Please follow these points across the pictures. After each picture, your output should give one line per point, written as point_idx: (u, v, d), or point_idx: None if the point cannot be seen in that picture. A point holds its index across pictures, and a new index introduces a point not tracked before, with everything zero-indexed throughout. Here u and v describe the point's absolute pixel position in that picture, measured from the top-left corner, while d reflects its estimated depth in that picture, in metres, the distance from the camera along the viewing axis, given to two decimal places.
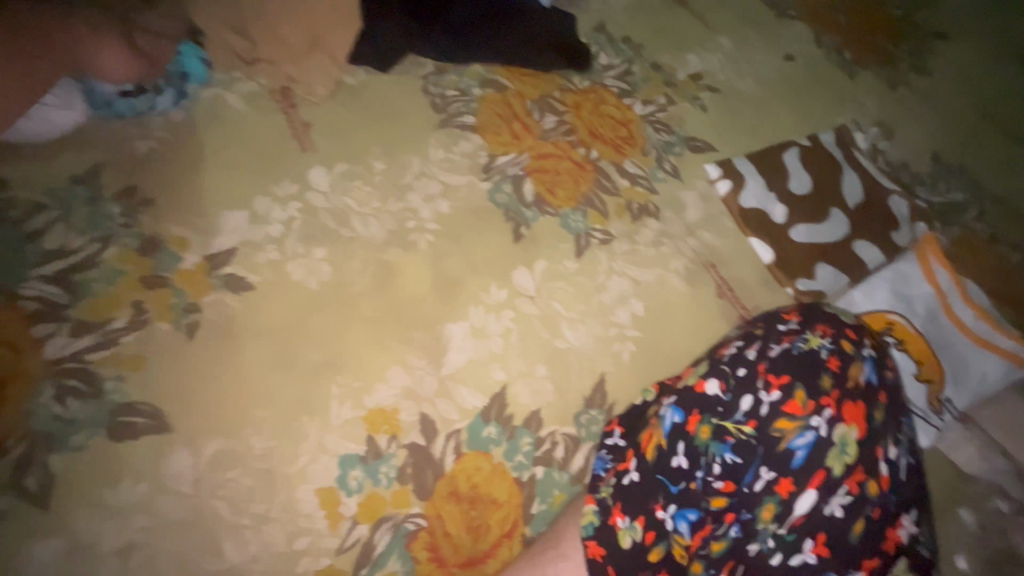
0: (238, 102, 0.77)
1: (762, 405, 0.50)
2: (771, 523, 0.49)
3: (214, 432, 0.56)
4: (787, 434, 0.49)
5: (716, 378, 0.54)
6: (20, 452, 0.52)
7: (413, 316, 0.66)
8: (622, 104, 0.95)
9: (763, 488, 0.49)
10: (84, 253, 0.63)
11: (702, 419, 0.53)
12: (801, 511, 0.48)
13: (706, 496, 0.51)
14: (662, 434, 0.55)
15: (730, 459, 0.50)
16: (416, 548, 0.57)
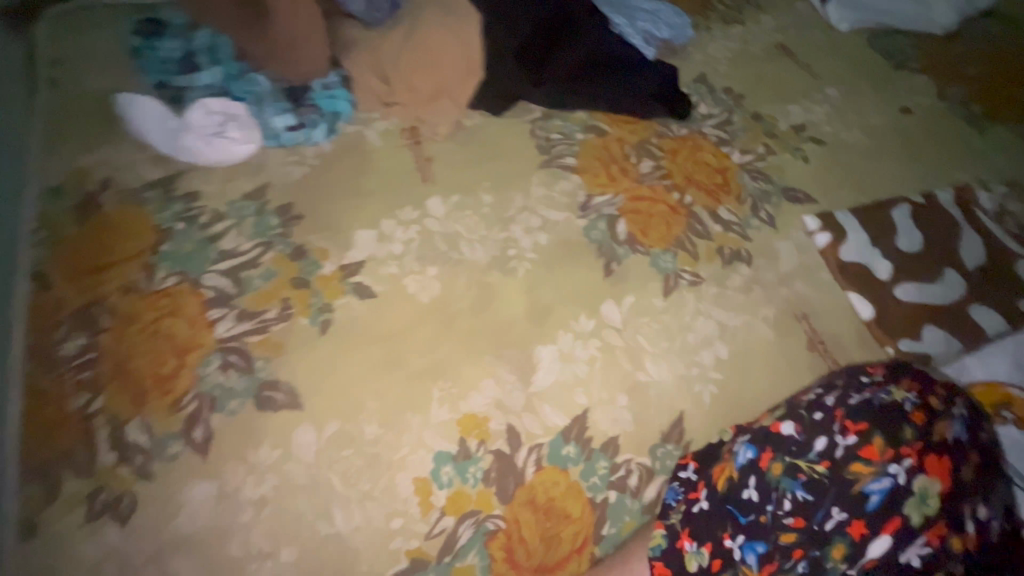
0: (375, 138, 0.91)
1: (838, 448, 0.53)
2: (842, 564, 0.50)
3: (336, 415, 0.66)
4: (862, 478, 0.51)
5: (792, 420, 0.58)
6: (192, 409, 0.65)
7: (507, 335, 0.73)
8: (719, 152, 0.98)
9: (834, 527, 0.51)
10: (251, 254, 0.77)
11: (775, 456, 0.57)
12: (875, 555, 0.48)
13: (777, 530, 0.53)
14: (734, 467, 0.60)
15: (800, 495, 0.53)
16: (493, 547, 0.62)
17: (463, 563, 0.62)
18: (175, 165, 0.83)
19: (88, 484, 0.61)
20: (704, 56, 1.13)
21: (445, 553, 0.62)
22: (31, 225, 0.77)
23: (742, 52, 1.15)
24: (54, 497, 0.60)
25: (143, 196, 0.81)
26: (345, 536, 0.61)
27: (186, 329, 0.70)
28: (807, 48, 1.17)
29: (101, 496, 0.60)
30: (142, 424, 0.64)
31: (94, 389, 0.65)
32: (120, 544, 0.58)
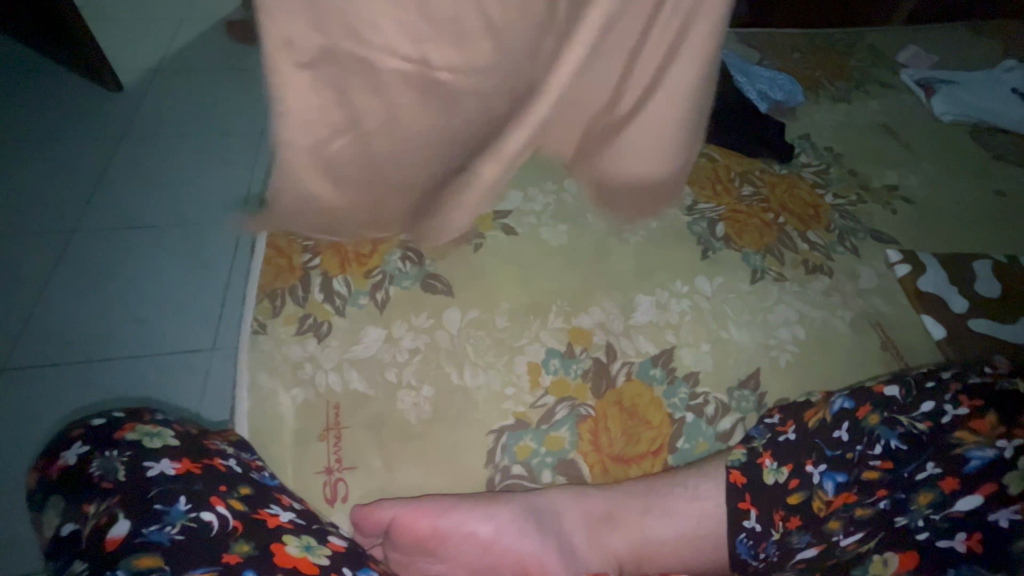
0: None
1: (945, 415, 0.60)
2: (926, 508, 0.56)
3: (477, 306, 0.86)
4: (966, 444, 0.57)
5: (900, 386, 0.66)
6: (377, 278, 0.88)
7: (616, 282, 0.91)
8: (814, 192, 1.12)
9: (924, 477, 0.57)
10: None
11: (873, 410, 0.65)
12: (962, 507, 0.53)
13: (863, 466, 0.62)
14: (829, 412, 0.69)
15: (894, 443, 0.61)
16: (582, 429, 0.77)
17: (556, 433, 0.77)
18: None
19: (301, 310, 0.84)
20: (810, 120, 1.30)
21: (543, 422, 0.77)
22: None
23: (845, 123, 1.31)
24: (279, 312, 0.83)
25: None
26: (470, 389, 0.78)
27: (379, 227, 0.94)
28: (909, 128, 1.31)
29: (308, 319, 0.83)
30: (344, 280, 0.87)
31: (315, 252, 0.90)
32: (315, 353, 0.80)
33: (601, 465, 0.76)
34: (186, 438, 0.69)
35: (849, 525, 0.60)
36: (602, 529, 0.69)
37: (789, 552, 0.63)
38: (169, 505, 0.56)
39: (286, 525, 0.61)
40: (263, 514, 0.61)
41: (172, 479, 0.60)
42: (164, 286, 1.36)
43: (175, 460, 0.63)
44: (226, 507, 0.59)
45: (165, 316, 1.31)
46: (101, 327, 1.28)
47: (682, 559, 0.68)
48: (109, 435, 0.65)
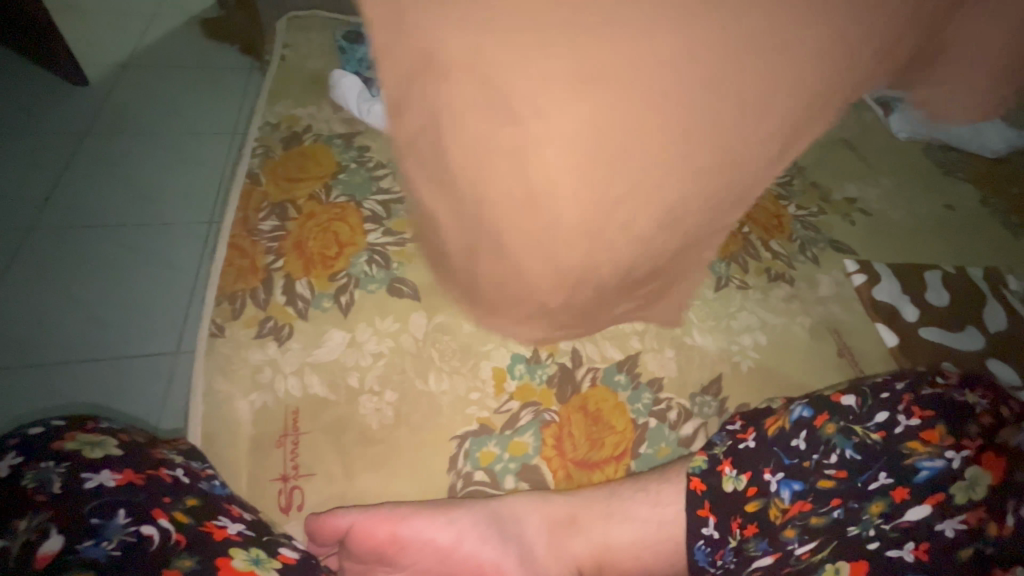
0: None
1: (897, 425, 0.64)
2: (877, 517, 0.62)
3: (442, 310, 0.85)
4: (916, 454, 0.62)
5: (855, 395, 0.68)
6: (343, 280, 0.86)
7: None
8: (778, 203, 1.11)
9: (877, 488, 0.62)
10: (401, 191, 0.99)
11: (830, 419, 0.67)
12: (910, 518, 0.60)
13: (819, 475, 0.65)
14: (787, 420, 0.70)
15: (849, 454, 0.64)
16: (546, 434, 0.77)
17: (520, 439, 0.77)
18: (357, 126, 1.12)
19: (262, 312, 0.82)
20: None
21: (507, 427, 0.77)
22: (254, 145, 1.07)
23: None
24: (239, 316, 0.81)
25: (331, 141, 1.09)
26: (433, 394, 0.78)
27: (344, 229, 0.92)
28: None
29: (269, 323, 0.81)
30: (307, 283, 0.85)
31: (278, 253, 0.88)
32: (275, 357, 0.78)
33: (564, 470, 0.76)
34: (131, 447, 0.65)
35: (804, 534, 0.64)
36: (563, 534, 0.69)
37: (747, 560, 0.66)
38: (106, 519, 0.54)
39: (234, 537, 0.59)
40: (209, 526, 0.59)
41: (113, 492, 0.57)
42: (121, 287, 1.30)
43: (116, 471, 0.59)
44: (168, 519, 0.57)
45: (122, 315, 1.26)
46: (51, 329, 1.22)
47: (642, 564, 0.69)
48: (45, 446, 0.60)
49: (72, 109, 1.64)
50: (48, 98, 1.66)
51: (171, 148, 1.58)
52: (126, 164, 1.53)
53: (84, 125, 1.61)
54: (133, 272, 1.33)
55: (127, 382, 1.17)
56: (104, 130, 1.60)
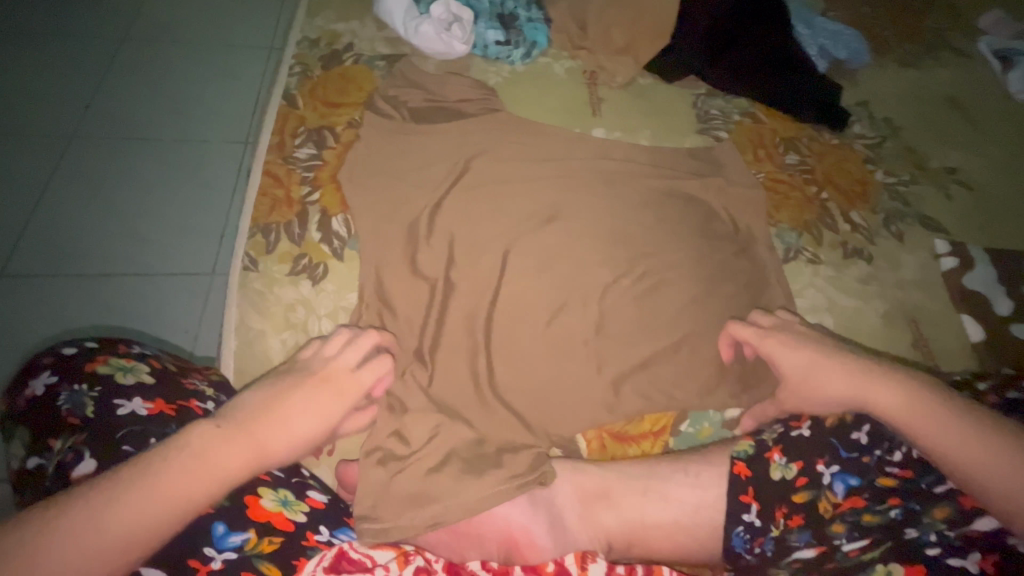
0: (561, 71, 1.05)
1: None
2: (940, 523, 0.55)
3: (488, 261, 0.80)
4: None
5: None
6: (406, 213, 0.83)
7: (639, 247, 0.83)
8: (864, 167, 1.03)
9: (944, 492, 0.57)
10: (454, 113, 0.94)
11: None
12: (982, 527, 0.53)
13: (879, 472, 0.61)
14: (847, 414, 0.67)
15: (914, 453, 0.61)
16: (585, 403, 0.73)
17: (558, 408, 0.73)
18: (404, 47, 1.02)
19: (296, 248, 0.78)
20: (872, 86, 1.18)
21: (548, 395, 0.74)
22: (292, 62, 0.99)
23: (910, 92, 1.18)
24: (272, 250, 0.77)
25: (374, 63, 0.99)
26: (475, 349, 0.75)
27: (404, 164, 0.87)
28: (979, 106, 1.18)
29: (303, 260, 0.77)
30: (343, 220, 0.80)
31: (314, 185, 0.83)
32: (308, 296, 0.75)
33: (598, 441, 0.73)
34: (163, 372, 0.65)
35: (854, 531, 0.58)
36: (595, 507, 0.65)
37: (786, 551, 0.60)
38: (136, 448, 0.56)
39: (264, 475, 0.58)
40: None
41: (142, 422, 0.58)
42: (159, 206, 1.28)
43: (147, 400, 0.61)
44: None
45: (160, 235, 1.25)
46: (94, 246, 1.22)
47: (674, 547, 0.64)
48: (81, 368, 0.62)
49: (100, 15, 1.57)
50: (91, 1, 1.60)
51: (204, 59, 1.51)
52: (157, 76, 1.47)
53: (115, 33, 1.53)
54: (171, 191, 1.30)
55: (169, 300, 1.18)
56: (137, 37, 1.53)
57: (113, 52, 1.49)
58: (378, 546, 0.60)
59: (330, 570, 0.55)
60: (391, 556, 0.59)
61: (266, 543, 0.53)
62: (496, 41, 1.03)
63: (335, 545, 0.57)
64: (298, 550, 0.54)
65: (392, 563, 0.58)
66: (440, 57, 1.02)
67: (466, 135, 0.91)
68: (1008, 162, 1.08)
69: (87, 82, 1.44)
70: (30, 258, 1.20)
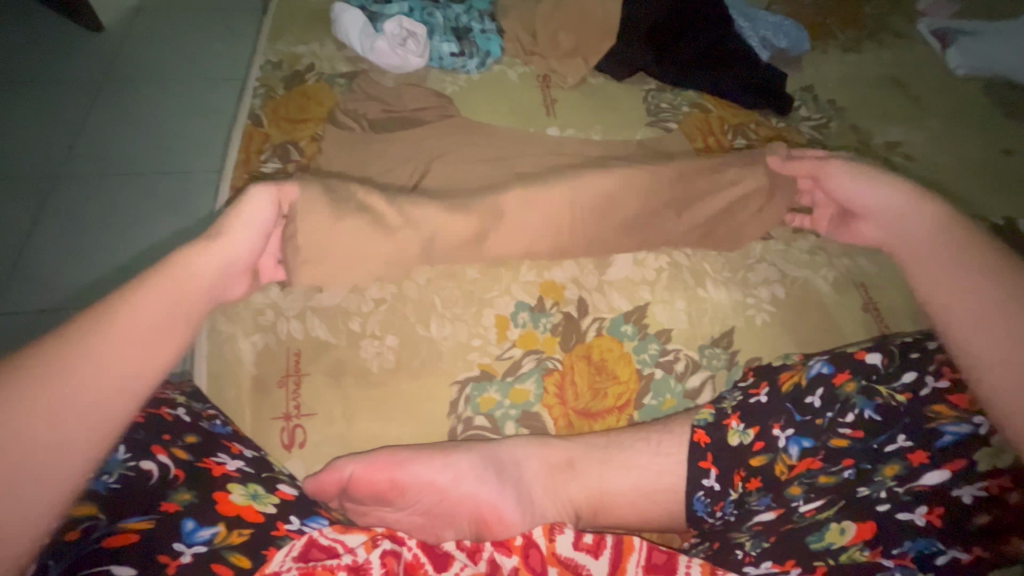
0: (514, 77, 1.11)
1: (926, 388, 0.59)
2: (891, 480, 0.57)
3: (449, 256, 0.83)
4: (942, 418, 0.57)
5: (880, 354, 0.65)
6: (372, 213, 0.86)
7: (594, 233, 0.87)
8: (811, 146, 1.07)
9: (895, 450, 0.58)
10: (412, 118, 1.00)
11: (851, 378, 0.64)
12: (927, 482, 0.55)
13: (832, 434, 0.61)
14: (805, 377, 0.67)
15: (869, 414, 0.60)
16: (548, 382, 0.75)
17: (521, 386, 0.75)
18: (363, 64, 1.08)
19: None
20: (815, 71, 1.23)
21: (509, 374, 0.76)
22: (256, 85, 1.04)
23: (853, 74, 1.24)
24: None
25: (335, 80, 1.05)
26: (435, 342, 0.77)
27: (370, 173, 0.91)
28: (919, 83, 1.24)
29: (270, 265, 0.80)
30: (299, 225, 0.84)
31: None
32: (277, 300, 0.78)
33: (565, 419, 0.73)
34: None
35: (810, 492, 0.60)
36: (561, 478, 0.67)
37: (747, 515, 0.63)
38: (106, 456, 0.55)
39: (232, 474, 0.61)
40: (207, 463, 0.61)
41: None
42: (140, 234, 1.28)
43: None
44: (167, 455, 0.59)
45: (140, 262, 1.24)
46: (76, 276, 1.21)
47: (639, 511, 0.66)
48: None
49: (82, 59, 1.62)
50: (69, 44, 1.65)
51: (184, 98, 1.55)
52: (139, 115, 1.50)
53: (97, 76, 1.58)
54: (153, 219, 1.31)
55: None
56: (118, 80, 1.57)
57: (96, 95, 1.54)
58: (347, 530, 0.61)
59: (299, 560, 0.57)
60: (362, 540, 0.61)
61: (236, 535, 0.56)
62: (450, 53, 1.09)
63: (305, 532, 0.59)
64: (269, 539, 0.57)
65: (361, 546, 0.60)
66: (398, 72, 1.07)
67: (425, 142, 0.95)
68: (947, 133, 1.14)
69: (68, 121, 1.49)
70: (15, 292, 1.20)
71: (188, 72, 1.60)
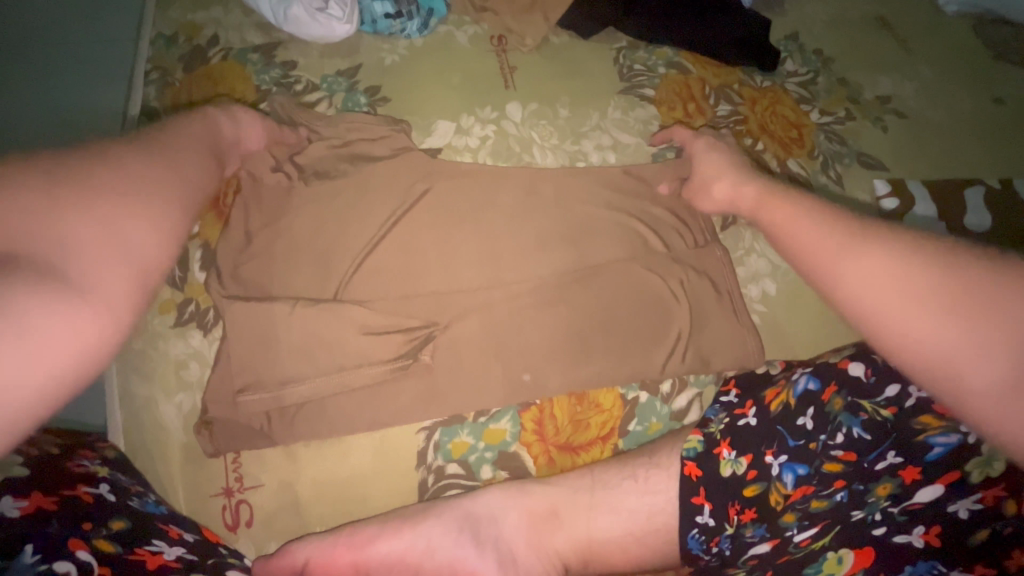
0: (463, 40, 0.94)
1: (909, 398, 0.51)
2: (884, 501, 0.49)
3: (403, 276, 0.71)
4: (929, 430, 0.48)
5: (863, 362, 0.56)
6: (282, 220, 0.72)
7: (567, 232, 0.76)
8: (798, 108, 0.97)
9: (886, 468, 0.50)
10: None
11: (838, 392, 0.56)
12: (921, 500, 0.47)
13: (824, 457, 0.54)
14: (793, 395, 0.60)
15: (856, 432, 0.52)
16: (525, 417, 0.68)
17: (496, 425, 0.67)
18: (277, 35, 0.89)
19: (179, 294, 0.68)
20: (800, 15, 1.10)
21: (480, 413, 0.67)
22: (148, 68, 0.85)
23: (840, 17, 1.11)
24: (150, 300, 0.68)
25: (245, 58, 0.86)
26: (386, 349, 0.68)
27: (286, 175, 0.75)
28: (909, 24, 1.13)
29: (189, 307, 0.68)
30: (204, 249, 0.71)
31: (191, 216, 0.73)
32: (200, 348, 0.66)
33: (546, 455, 0.67)
34: (43, 463, 0.53)
35: (804, 520, 0.54)
36: (545, 528, 0.61)
37: (742, 547, 0.58)
38: (7, 558, 0.42)
39: (171, 563, 0.50)
40: (141, 553, 0.49)
41: (15, 523, 0.45)
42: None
43: (21, 496, 0.48)
44: (89, 550, 0.46)
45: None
46: None
47: (630, 558, 0.61)
48: None
49: None
50: None
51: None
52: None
53: None
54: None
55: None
56: None
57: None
58: None
59: None
60: None
61: None
62: (384, 13, 0.90)
63: None
64: None
65: None
66: (322, 42, 0.89)
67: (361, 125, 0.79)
68: (939, 83, 1.04)
69: None
70: None
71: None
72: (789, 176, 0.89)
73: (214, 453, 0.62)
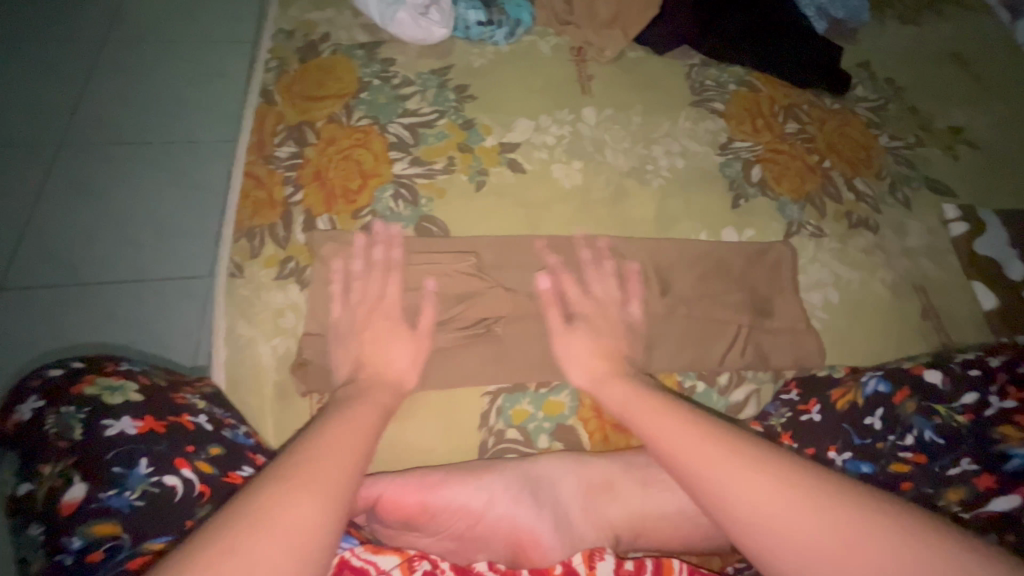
0: (546, 49, 1.01)
1: (989, 407, 0.55)
2: (954, 506, 0.52)
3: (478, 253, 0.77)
4: (1008, 440, 0.52)
5: (940, 370, 0.59)
6: (375, 196, 0.80)
7: (631, 230, 0.83)
8: (868, 132, 0.98)
9: (958, 474, 0.53)
10: (430, 116, 0.90)
11: (910, 395, 0.59)
12: (996, 509, 0.50)
13: (891, 458, 0.58)
14: (860, 395, 0.63)
15: (929, 436, 0.56)
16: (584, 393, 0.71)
17: (556, 398, 0.71)
18: (380, 36, 0.99)
19: (282, 252, 0.76)
20: (875, 45, 1.12)
21: (542, 385, 0.71)
22: (266, 57, 0.96)
23: (916, 49, 1.13)
24: (258, 254, 0.76)
25: (351, 53, 0.96)
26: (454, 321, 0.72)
27: (369, 159, 0.83)
28: (987, 59, 1.13)
29: (290, 264, 0.76)
30: (305, 214, 0.79)
31: (297, 185, 0.81)
32: (297, 299, 0.74)
33: (601, 433, 0.71)
34: (154, 389, 0.60)
35: None
36: (599, 499, 0.64)
37: None
38: (126, 470, 0.51)
39: None
40: (234, 476, 0.56)
41: (134, 442, 0.53)
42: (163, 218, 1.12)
43: (137, 417, 0.55)
44: (191, 469, 0.54)
45: (103, 248, 1.08)
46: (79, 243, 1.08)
47: (680, 535, 0.63)
48: (66, 390, 0.56)
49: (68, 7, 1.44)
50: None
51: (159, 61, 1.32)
52: (99, 75, 1.31)
53: (83, 25, 1.40)
54: (189, 200, 1.15)
55: (103, 311, 1.01)
56: (119, 32, 1.38)
57: (91, 63, 1.33)
58: (378, 552, 0.55)
59: None
60: (396, 562, 0.54)
61: None
62: (477, 21, 0.98)
63: (336, 553, 0.54)
64: None
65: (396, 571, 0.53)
66: (419, 44, 0.98)
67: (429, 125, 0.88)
68: (1017, 119, 1.04)
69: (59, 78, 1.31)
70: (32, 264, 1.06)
71: (160, 27, 1.39)
72: (857, 194, 0.90)
73: (305, 393, 0.69)
